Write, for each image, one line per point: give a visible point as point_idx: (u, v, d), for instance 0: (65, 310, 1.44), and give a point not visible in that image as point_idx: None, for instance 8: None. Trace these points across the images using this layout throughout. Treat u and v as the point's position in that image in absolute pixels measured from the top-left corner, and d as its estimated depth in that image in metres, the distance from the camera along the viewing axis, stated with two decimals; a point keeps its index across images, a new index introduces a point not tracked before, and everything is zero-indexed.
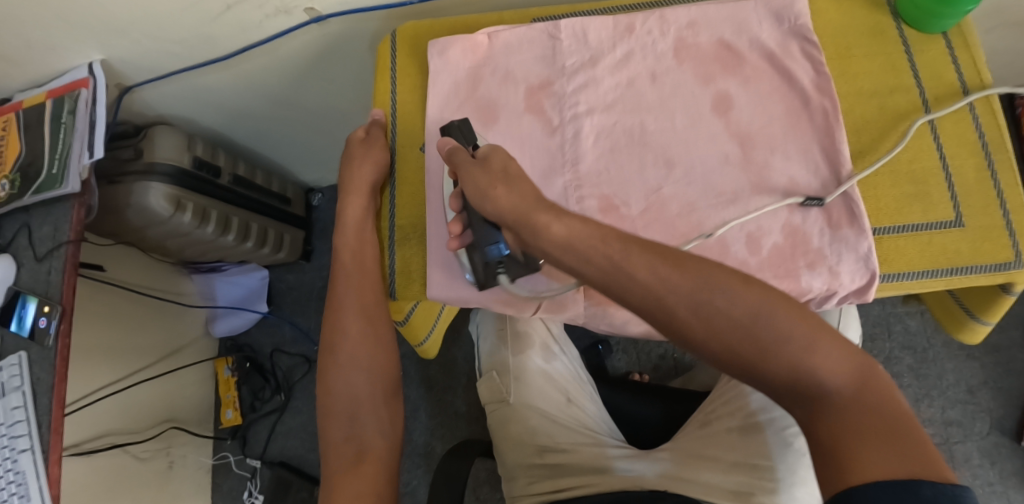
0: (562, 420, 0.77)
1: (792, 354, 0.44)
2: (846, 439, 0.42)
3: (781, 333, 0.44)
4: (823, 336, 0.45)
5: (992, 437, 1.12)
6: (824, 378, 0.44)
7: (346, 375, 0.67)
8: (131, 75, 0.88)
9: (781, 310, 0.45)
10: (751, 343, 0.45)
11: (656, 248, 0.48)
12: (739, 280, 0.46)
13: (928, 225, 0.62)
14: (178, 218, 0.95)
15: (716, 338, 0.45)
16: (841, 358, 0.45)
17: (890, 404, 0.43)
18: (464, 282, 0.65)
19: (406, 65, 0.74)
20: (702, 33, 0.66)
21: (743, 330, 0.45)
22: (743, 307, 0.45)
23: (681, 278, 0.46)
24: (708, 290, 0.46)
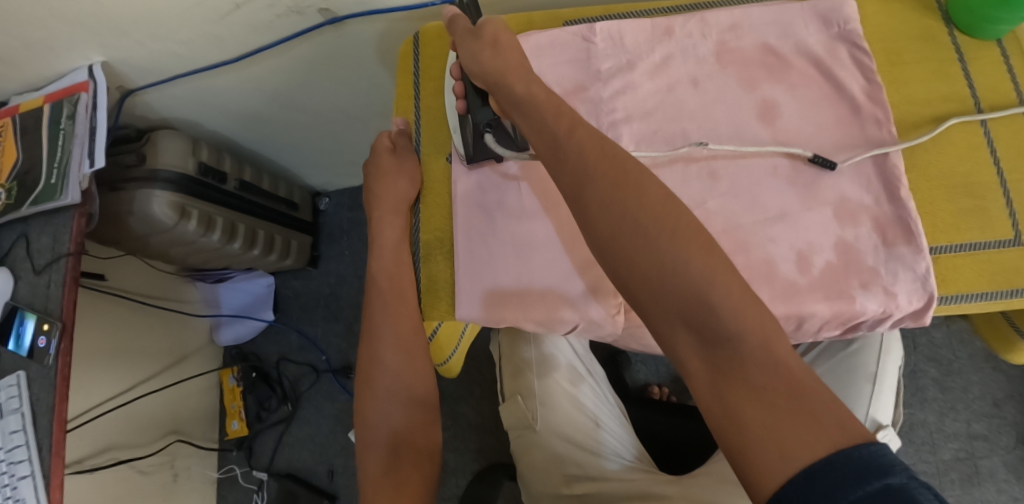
0: (590, 447, 0.74)
1: (701, 292, 0.43)
2: (741, 396, 0.41)
3: (698, 271, 0.44)
4: (729, 275, 0.44)
5: (1018, 452, 1.09)
6: (713, 306, 0.43)
7: (381, 400, 0.66)
8: (133, 77, 0.84)
9: (691, 237, 0.45)
10: (666, 273, 0.45)
11: (606, 173, 0.48)
12: (673, 214, 0.46)
13: (986, 243, 0.59)
14: (183, 226, 0.91)
15: (634, 259, 0.46)
16: (755, 313, 0.43)
17: (800, 370, 0.41)
18: (494, 298, 0.61)
19: (430, 67, 0.69)
20: (745, 37, 0.62)
21: (639, 235, 0.46)
22: (667, 235, 0.45)
23: (618, 202, 0.47)
24: (636, 214, 0.46)
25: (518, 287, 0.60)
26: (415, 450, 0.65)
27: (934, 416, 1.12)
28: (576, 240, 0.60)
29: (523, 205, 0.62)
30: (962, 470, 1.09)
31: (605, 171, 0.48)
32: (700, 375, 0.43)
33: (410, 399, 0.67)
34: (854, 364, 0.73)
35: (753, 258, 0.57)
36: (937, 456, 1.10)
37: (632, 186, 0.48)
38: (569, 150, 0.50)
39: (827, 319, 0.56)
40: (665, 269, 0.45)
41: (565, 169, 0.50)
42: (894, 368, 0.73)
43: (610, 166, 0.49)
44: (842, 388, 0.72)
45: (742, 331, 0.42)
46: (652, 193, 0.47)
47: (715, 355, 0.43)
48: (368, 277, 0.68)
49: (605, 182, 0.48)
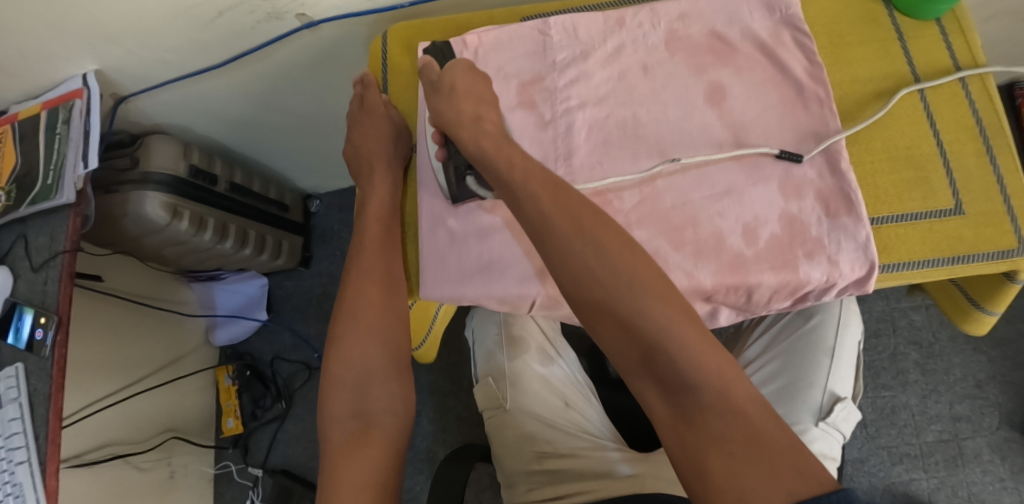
0: (560, 425, 0.77)
1: (658, 341, 0.50)
2: (699, 441, 0.47)
3: (657, 323, 0.50)
4: (684, 319, 0.50)
5: (1002, 432, 1.10)
6: (671, 351, 0.49)
7: (349, 369, 0.68)
8: (125, 84, 0.88)
9: (647, 289, 0.51)
10: (627, 330, 0.51)
11: (567, 226, 0.54)
12: (632, 266, 0.52)
13: (928, 213, 0.62)
14: (175, 226, 0.95)
15: (601, 313, 0.52)
16: (710, 360, 0.49)
17: (752, 415, 0.47)
18: (459, 278, 0.64)
19: (398, 64, 0.75)
20: (693, 25, 0.66)
21: (602, 287, 0.52)
22: (628, 290, 0.51)
23: (578, 254, 0.53)
24: (599, 271, 0.52)
25: (482, 267, 0.64)
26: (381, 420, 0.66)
27: (916, 398, 1.14)
28: None
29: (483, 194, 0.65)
30: (946, 452, 1.10)
31: (566, 232, 0.54)
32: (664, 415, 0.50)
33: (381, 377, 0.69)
34: (814, 339, 0.77)
35: (702, 232, 0.60)
36: (921, 438, 1.11)
37: (591, 238, 0.53)
38: (527, 204, 0.56)
39: (776, 288, 0.59)
40: (627, 323, 0.51)
41: (527, 221, 0.56)
42: (852, 344, 0.76)
43: (570, 223, 0.54)
44: (801, 363, 0.76)
45: (699, 380, 0.48)
46: (611, 249, 0.53)
47: (676, 401, 0.49)
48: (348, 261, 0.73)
49: (568, 240, 0.54)
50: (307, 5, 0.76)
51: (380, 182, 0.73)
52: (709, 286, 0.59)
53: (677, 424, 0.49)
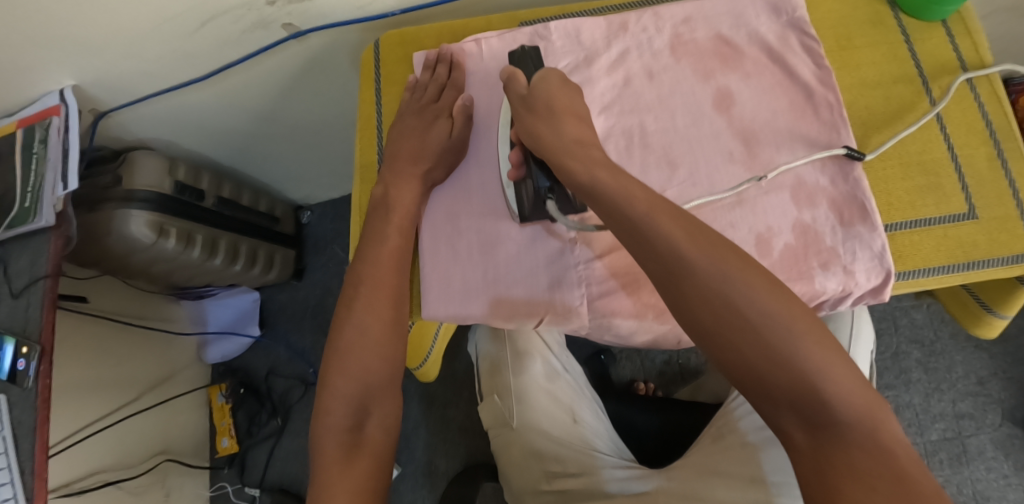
0: (566, 442, 0.74)
1: (807, 375, 0.43)
2: (855, 491, 0.41)
3: (808, 355, 0.44)
4: (830, 351, 0.45)
5: (1004, 429, 1.09)
6: (821, 387, 0.43)
7: (350, 372, 0.59)
8: (105, 98, 0.84)
9: (790, 315, 0.45)
10: (777, 363, 0.44)
11: (697, 243, 0.47)
12: (772, 289, 0.46)
13: (941, 218, 0.60)
14: (162, 244, 0.93)
15: (744, 345, 0.45)
16: (860, 396, 0.44)
17: (901, 452, 0.42)
18: (462, 296, 0.62)
19: (391, 73, 0.73)
20: (698, 29, 0.64)
21: (741, 315, 0.45)
22: (774, 320, 0.45)
23: (715, 275, 0.46)
24: (746, 297, 0.45)
25: (486, 283, 0.62)
26: (378, 438, 0.58)
27: (919, 397, 1.12)
28: (535, 238, 0.62)
29: (490, 207, 0.63)
30: (950, 450, 1.09)
31: (702, 254, 0.47)
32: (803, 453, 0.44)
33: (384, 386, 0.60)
34: None
35: None
36: (925, 437, 1.10)
37: (726, 258, 0.47)
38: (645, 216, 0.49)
39: None
40: (773, 353, 0.44)
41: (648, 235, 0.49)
42: (864, 353, 0.74)
43: (698, 239, 0.48)
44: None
45: (850, 418, 0.43)
46: (750, 273, 0.46)
47: (819, 437, 0.43)
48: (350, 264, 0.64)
49: (710, 263, 0.46)
50: (294, 13, 0.73)
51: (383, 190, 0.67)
52: None
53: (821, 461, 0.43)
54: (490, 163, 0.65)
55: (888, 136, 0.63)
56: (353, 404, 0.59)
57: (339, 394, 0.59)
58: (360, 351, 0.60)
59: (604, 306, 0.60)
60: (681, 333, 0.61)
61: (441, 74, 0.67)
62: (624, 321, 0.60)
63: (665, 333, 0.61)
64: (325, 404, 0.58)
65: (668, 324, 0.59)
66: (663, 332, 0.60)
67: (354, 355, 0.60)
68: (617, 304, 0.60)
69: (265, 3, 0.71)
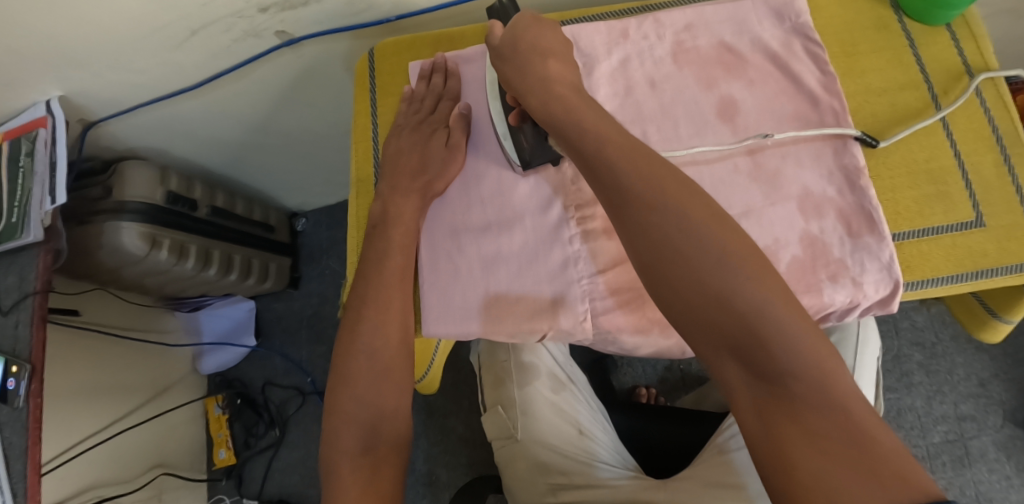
0: (573, 455, 0.73)
1: (751, 323, 0.44)
2: (788, 432, 0.42)
3: (753, 302, 0.44)
4: (782, 301, 0.45)
5: (1007, 430, 1.04)
6: (767, 335, 0.43)
7: (358, 392, 0.59)
8: (94, 109, 0.82)
9: (739, 263, 0.46)
10: (719, 307, 0.45)
11: (647, 193, 0.48)
12: (724, 240, 0.46)
13: (949, 227, 0.59)
14: (154, 256, 0.91)
15: (687, 288, 0.46)
16: (809, 343, 0.43)
17: (855, 411, 0.41)
18: (463, 313, 0.60)
19: (387, 83, 0.71)
20: (700, 36, 0.63)
21: (687, 261, 0.46)
22: (721, 267, 0.45)
23: (663, 222, 0.47)
24: (693, 243, 0.46)
25: (488, 297, 0.60)
26: (390, 461, 0.57)
27: (921, 399, 1.08)
28: (537, 255, 0.60)
29: (492, 221, 0.62)
30: (952, 452, 1.05)
31: (650, 204, 0.48)
32: (748, 404, 0.44)
33: (394, 413, 0.59)
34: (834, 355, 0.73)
35: None
36: (927, 440, 1.05)
37: (676, 205, 0.48)
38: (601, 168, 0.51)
39: None
40: (718, 301, 0.45)
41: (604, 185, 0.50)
42: (870, 364, 0.73)
43: (651, 191, 0.48)
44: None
45: (793, 366, 0.43)
46: (699, 220, 0.47)
47: (766, 388, 0.43)
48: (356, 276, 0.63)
49: (658, 210, 0.48)
50: (287, 21, 0.71)
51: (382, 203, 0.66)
52: None
53: (765, 411, 0.43)
54: (494, 174, 0.63)
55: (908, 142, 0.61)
56: (364, 429, 0.58)
57: (351, 420, 0.58)
58: (369, 376, 0.59)
59: (610, 321, 0.58)
60: (687, 347, 0.60)
61: (437, 84, 0.66)
62: (630, 337, 0.58)
63: (671, 347, 0.60)
64: (340, 427, 0.57)
65: (673, 338, 0.58)
66: (668, 346, 0.59)
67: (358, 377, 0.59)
68: (623, 319, 0.58)
69: (257, 11, 0.69)
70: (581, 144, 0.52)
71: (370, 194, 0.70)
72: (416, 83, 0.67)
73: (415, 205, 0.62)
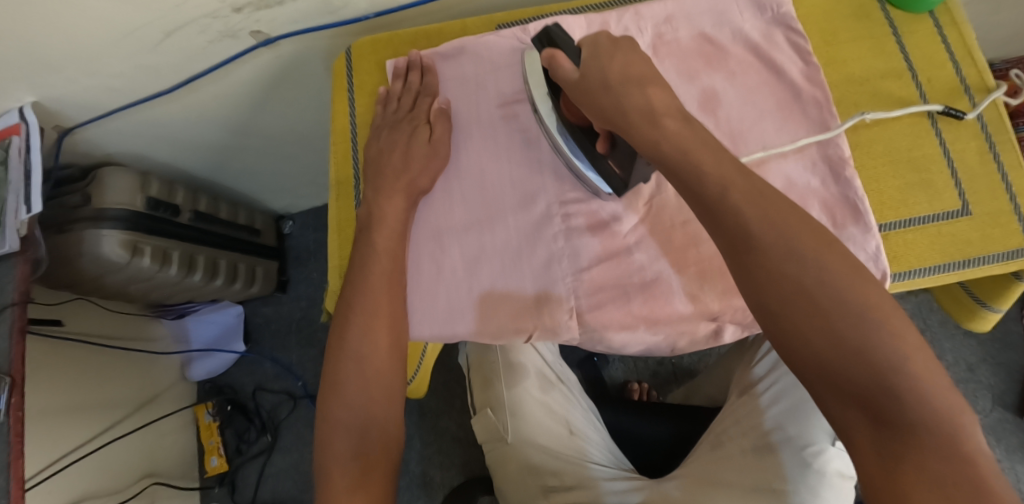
0: (564, 455, 0.72)
1: (884, 369, 0.40)
2: (910, 481, 0.38)
3: (886, 348, 0.40)
4: (920, 355, 0.41)
5: (996, 414, 1.04)
6: (900, 384, 0.39)
7: (348, 397, 0.55)
8: (70, 115, 0.80)
9: (873, 307, 0.41)
10: (849, 355, 0.40)
11: (772, 225, 0.44)
12: (855, 282, 0.42)
13: (934, 216, 0.59)
14: (137, 263, 0.89)
15: (817, 334, 0.41)
16: (943, 397, 0.39)
17: (985, 464, 0.37)
18: (447, 315, 0.60)
19: (365, 82, 0.70)
20: (680, 28, 0.63)
21: (816, 301, 0.42)
22: (853, 310, 0.41)
23: (790, 258, 0.43)
24: (823, 291, 0.42)
25: (471, 298, 0.59)
26: (381, 467, 0.55)
27: None
28: (523, 251, 0.60)
29: (473, 219, 0.61)
30: None
31: (774, 240, 0.44)
32: (867, 452, 0.40)
33: (385, 419, 0.56)
34: None
35: (706, 252, 0.58)
36: None
37: (804, 241, 0.44)
38: (713, 191, 0.46)
39: None
40: (845, 344, 0.41)
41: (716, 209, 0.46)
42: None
43: (773, 223, 0.44)
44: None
45: (925, 417, 0.39)
46: (829, 262, 0.43)
47: (889, 437, 0.39)
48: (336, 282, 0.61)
49: (785, 251, 0.43)
50: (262, 20, 0.70)
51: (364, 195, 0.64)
52: (717, 311, 0.57)
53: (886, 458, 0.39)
54: (474, 172, 0.63)
55: (877, 134, 0.61)
56: (353, 434, 0.55)
57: (337, 424, 0.55)
58: (357, 379, 0.56)
59: (596, 319, 0.58)
60: (675, 342, 0.59)
61: (414, 82, 0.65)
62: (618, 335, 0.58)
63: (659, 343, 0.59)
64: (325, 434, 0.55)
65: (661, 334, 0.57)
66: (657, 342, 0.59)
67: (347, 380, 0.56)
68: (608, 316, 0.58)
69: (231, 11, 0.67)
70: (682, 160, 0.48)
71: (350, 197, 0.69)
72: (392, 83, 0.66)
73: (400, 203, 0.60)
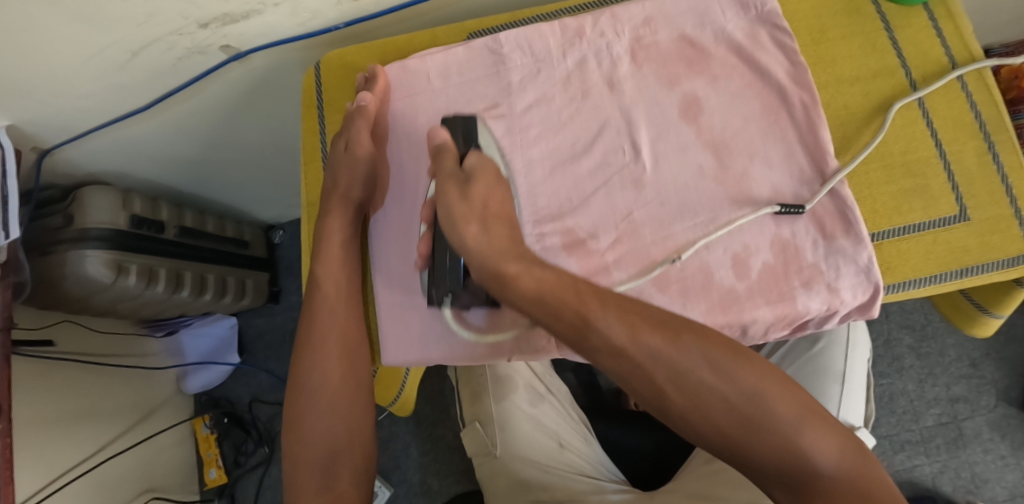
0: (555, 468, 0.70)
1: (793, 444, 0.43)
2: None
3: (788, 426, 0.43)
4: (818, 422, 0.44)
5: (999, 409, 1.02)
6: (813, 456, 0.42)
7: (317, 434, 0.57)
8: (45, 136, 0.79)
9: (767, 393, 0.44)
10: (780, 457, 0.43)
11: (662, 340, 0.46)
12: (743, 367, 0.45)
13: (930, 223, 0.57)
14: (122, 282, 0.88)
15: (760, 449, 0.43)
16: (850, 458, 0.43)
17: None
18: (423, 340, 0.59)
19: (336, 97, 0.69)
20: (659, 31, 0.61)
21: (722, 404, 0.44)
22: (751, 401, 0.44)
23: (686, 371, 0.45)
24: (749, 410, 0.44)
25: (446, 323, 0.59)
26: (352, 497, 0.55)
27: (913, 383, 1.05)
28: None
29: None
30: (947, 435, 1.02)
31: (667, 363, 0.45)
32: None
33: (351, 447, 0.57)
34: (821, 364, 0.78)
35: (687, 268, 0.55)
36: (920, 424, 1.03)
37: (693, 348, 0.46)
38: (599, 321, 0.47)
39: (772, 322, 0.54)
40: (756, 437, 0.43)
41: (604, 343, 0.47)
42: (861, 366, 0.78)
43: (664, 335, 0.46)
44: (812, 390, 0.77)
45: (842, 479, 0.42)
46: (735, 382, 0.44)
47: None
48: (312, 310, 0.60)
49: (702, 382, 0.45)
50: (231, 35, 0.68)
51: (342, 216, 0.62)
52: None
53: None
54: None
55: (870, 137, 0.58)
56: (320, 467, 0.56)
57: (306, 461, 0.56)
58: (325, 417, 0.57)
59: None
60: None
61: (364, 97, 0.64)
62: None
63: None
64: (291, 470, 0.56)
65: None
66: None
67: (313, 419, 0.57)
68: None
69: (198, 27, 0.65)
70: (566, 292, 0.49)
71: None
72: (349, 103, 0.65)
73: None
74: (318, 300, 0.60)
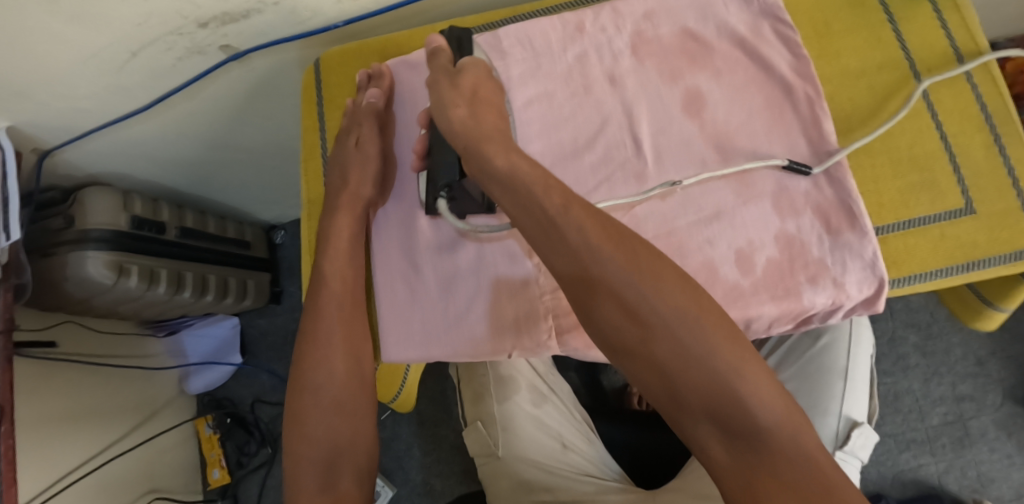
0: (557, 469, 0.70)
1: (724, 380, 0.44)
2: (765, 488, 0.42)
3: (724, 365, 0.44)
4: (757, 368, 0.45)
5: (1006, 408, 1.01)
6: (745, 396, 0.43)
7: (319, 433, 0.56)
8: (46, 138, 0.79)
9: (717, 330, 0.46)
10: (710, 390, 0.44)
11: (621, 260, 0.48)
12: (696, 298, 0.47)
13: (936, 217, 0.56)
14: (124, 283, 0.88)
15: (691, 377, 0.45)
16: (783, 408, 0.44)
17: (825, 465, 0.42)
18: (423, 338, 0.59)
19: (336, 95, 0.69)
20: (661, 25, 0.60)
21: (666, 328, 0.46)
22: (693, 328, 0.45)
23: (635, 288, 0.47)
24: (690, 337, 0.45)
25: (447, 320, 0.58)
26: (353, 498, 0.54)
27: (918, 382, 1.04)
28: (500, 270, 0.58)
29: (449, 234, 0.60)
30: (952, 434, 1.01)
31: (622, 280, 0.47)
32: (726, 464, 0.44)
33: (353, 446, 0.57)
34: (826, 362, 0.78)
35: (690, 264, 0.55)
36: (926, 423, 1.02)
37: (650, 273, 0.47)
38: (567, 229, 0.49)
39: (776, 318, 0.54)
40: (691, 365, 0.45)
41: (563, 249, 0.49)
42: (865, 363, 0.78)
43: (624, 254, 0.48)
44: (815, 388, 0.77)
45: (768, 423, 0.43)
46: (686, 311, 0.46)
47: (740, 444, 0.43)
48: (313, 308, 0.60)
49: (651, 301, 0.46)
50: (230, 34, 0.68)
51: (342, 214, 0.62)
52: None
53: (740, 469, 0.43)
54: None
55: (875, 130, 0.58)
56: (320, 467, 0.55)
57: (308, 462, 0.55)
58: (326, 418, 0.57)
59: (576, 338, 0.56)
60: None
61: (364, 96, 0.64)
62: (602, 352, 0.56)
63: None
64: (292, 471, 0.55)
65: None
66: None
67: (314, 419, 0.57)
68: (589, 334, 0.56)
69: (197, 27, 0.65)
70: (545, 201, 0.50)
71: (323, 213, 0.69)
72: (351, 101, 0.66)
73: None
74: (320, 298, 0.60)
